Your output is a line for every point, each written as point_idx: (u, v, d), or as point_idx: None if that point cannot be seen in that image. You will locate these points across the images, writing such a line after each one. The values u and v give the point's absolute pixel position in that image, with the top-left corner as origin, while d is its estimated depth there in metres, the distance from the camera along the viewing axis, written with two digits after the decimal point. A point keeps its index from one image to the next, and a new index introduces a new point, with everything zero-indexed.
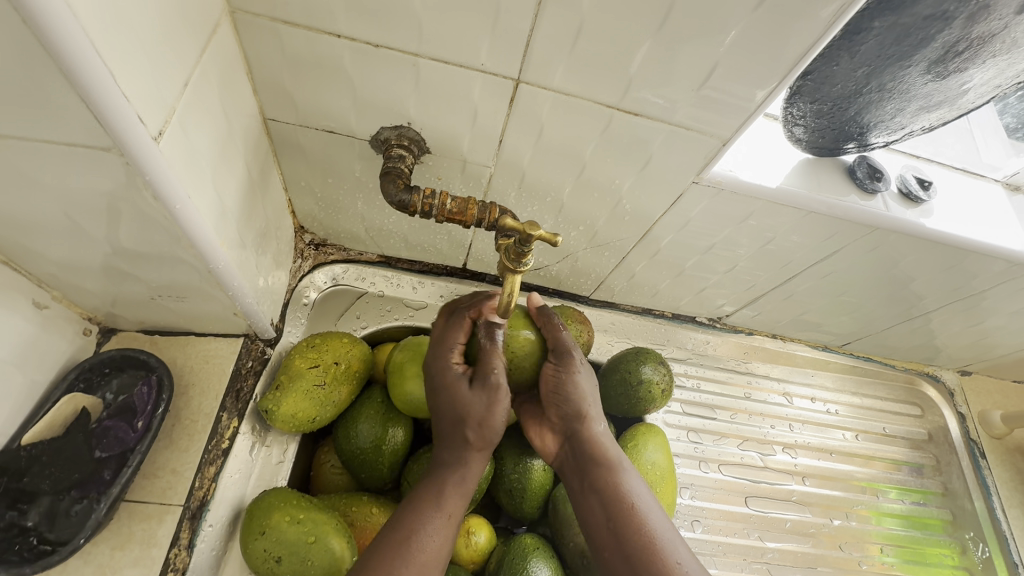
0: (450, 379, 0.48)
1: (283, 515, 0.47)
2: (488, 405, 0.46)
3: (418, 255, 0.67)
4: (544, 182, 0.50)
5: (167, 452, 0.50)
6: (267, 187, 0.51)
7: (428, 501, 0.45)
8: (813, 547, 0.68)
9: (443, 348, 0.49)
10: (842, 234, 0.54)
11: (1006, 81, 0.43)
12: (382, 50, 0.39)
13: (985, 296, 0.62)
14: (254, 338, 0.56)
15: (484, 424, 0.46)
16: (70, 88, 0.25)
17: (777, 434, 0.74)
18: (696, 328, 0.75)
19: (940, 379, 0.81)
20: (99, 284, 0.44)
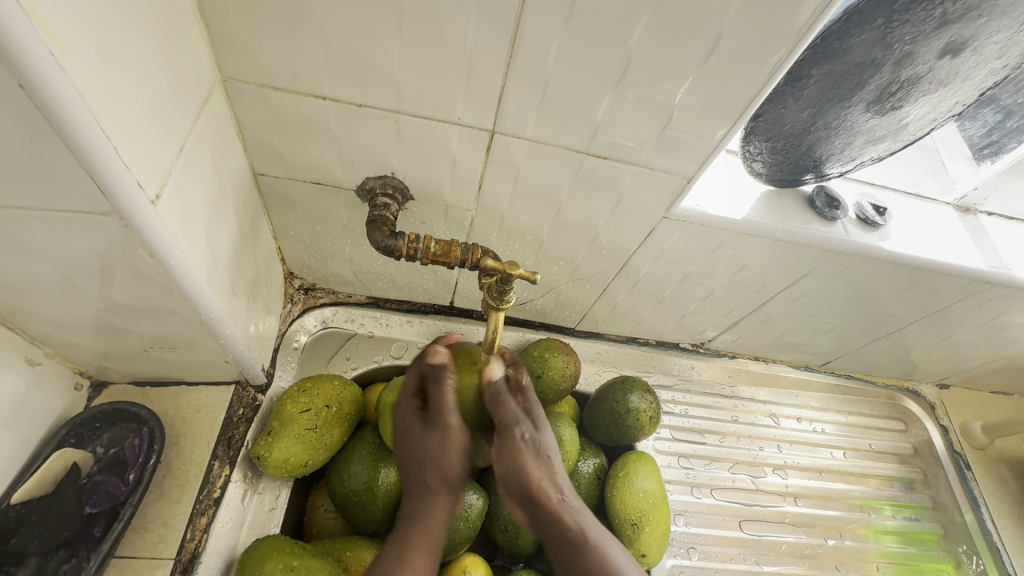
0: (418, 436, 0.53)
1: (278, 563, 0.46)
2: (449, 443, 0.53)
3: (406, 294, 0.68)
4: (523, 222, 0.53)
5: (157, 505, 0.50)
6: (258, 237, 0.53)
7: (400, 556, 0.50)
8: (812, 569, 0.68)
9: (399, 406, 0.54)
10: (807, 260, 0.57)
11: (941, 115, 0.47)
12: (365, 109, 0.41)
13: (952, 310, 0.64)
14: (245, 385, 0.57)
15: (446, 463, 0.53)
16: (76, 164, 0.27)
17: (767, 455, 0.75)
18: (681, 354, 0.77)
19: (920, 393, 0.84)
20: (92, 338, 0.45)
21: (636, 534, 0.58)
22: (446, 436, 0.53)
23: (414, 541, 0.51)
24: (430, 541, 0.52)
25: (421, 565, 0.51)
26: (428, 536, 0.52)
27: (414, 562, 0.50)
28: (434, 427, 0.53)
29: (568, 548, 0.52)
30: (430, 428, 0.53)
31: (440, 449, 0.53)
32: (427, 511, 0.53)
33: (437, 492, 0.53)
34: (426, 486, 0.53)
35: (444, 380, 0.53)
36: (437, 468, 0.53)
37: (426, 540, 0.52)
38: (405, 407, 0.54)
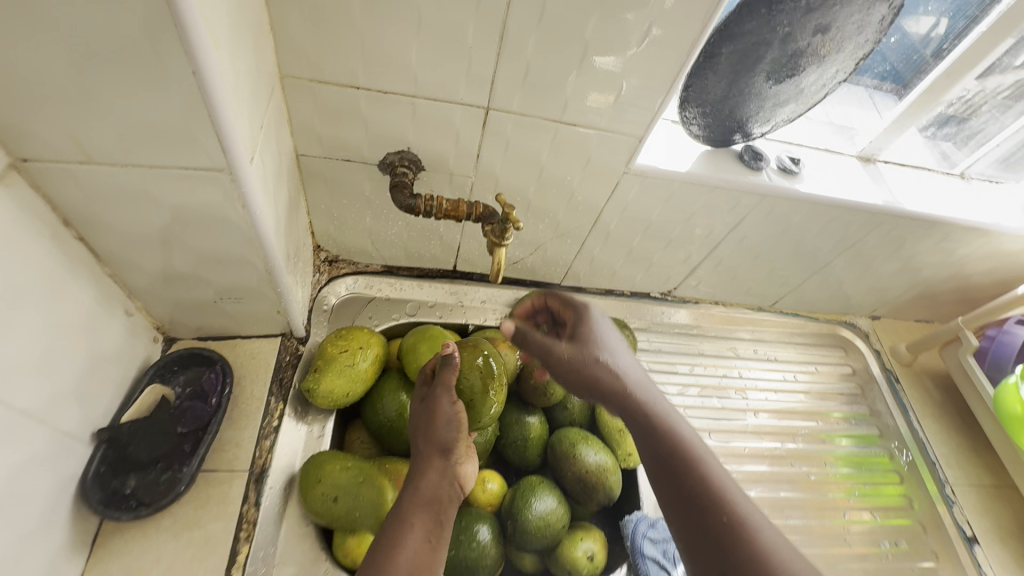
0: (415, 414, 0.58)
1: (335, 465, 0.58)
2: (450, 413, 0.57)
3: (417, 261, 0.81)
4: (513, 185, 0.65)
5: (229, 431, 0.60)
6: (298, 210, 0.64)
7: (397, 518, 0.51)
8: (770, 466, 0.82)
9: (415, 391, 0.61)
10: (741, 205, 0.71)
11: (829, 81, 0.61)
12: (389, 95, 0.54)
13: (864, 243, 0.79)
14: (289, 337, 0.68)
15: (442, 426, 0.56)
16: (211, 131, 0.39)
17: (729, 380, 0.89)
18: (652, 301, 0.90)
19: (856, 325, 0.98)
20: (176, 290, 0.56)
21: (622, 437, 0.71)
22: (439, 405, 0.57)
23: (410, 504, 0.52)
24: (428, 503, 0.53)
25: (419, 524, 0.51)
26: (424, 501, 0.53)
27: (409, 518, 0.51)
28: (432, 396, 0.58)
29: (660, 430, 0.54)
30: (428, 399, 0.58)
31: (430, 418, 0.57)
32: (421, 479, 0.54)
33: (432, 459, 0.55)
34: (421, 454, 0.56)
35: (451, 363, 0.58)
36: (432, 433, 0.56)
37: (422, 503, 0.52)
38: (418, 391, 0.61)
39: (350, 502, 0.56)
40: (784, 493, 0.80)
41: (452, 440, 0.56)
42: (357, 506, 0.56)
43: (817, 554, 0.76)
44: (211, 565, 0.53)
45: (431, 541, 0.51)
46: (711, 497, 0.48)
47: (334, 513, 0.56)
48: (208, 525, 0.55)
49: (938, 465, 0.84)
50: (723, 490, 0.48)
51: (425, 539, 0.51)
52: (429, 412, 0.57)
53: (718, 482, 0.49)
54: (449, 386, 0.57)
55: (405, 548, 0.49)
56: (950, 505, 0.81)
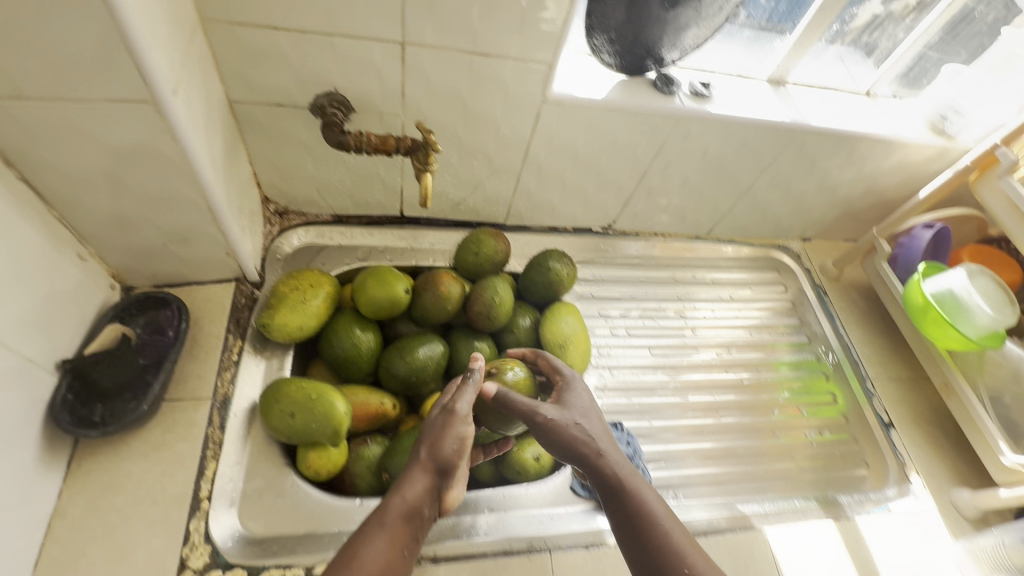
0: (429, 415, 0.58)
1: (292, 386, 0.63)
2: (460, 442, 0.56)
3: (364, 209, 0.85)
4: (441, 121, 0.70)
5: (191, 366, 0.65)
6: (239, 157, 0.68)
7: (376, 521, 0.50)
8: (707, 375, 0.89)
9: (431, 403, 0.61)
10: (658, 130, 0.76)
11: (725, 4, 0.67)
12: (308, 35, 0.58)
13: (780, 162, 0.85)
14: (243, 282, 0.72)
15: (440, 447, 0.55)
16: (129, 60, 0.42)
17: (669, 304, 0.95)
18: (594, 236, 0.96)
19: (788, 247, 1.05)
20: (125, 234, 0.60)
21: (562, 351, 0.77)
22: (455, 422, 0.57)
23: (388, 513, 0.51)
24: (412, 513, 0.51)
25: (393, 538, 0.49)
26: (401, 509, 0.51)
27: (387, 527, 0.49)
28: (443, 408, 0.58)
29: (625, 488, 0.52)
30: (439, 412, 0.58)
31: (443, 429, 0.56)
32: (402, 485, 0.53)
33: (421, 468, 0.54)
34: (415, 459, 0.55)
35: (469, 384, 0.59)
36: (431, 446, 0.55)
37: (402, 517, 0.51)
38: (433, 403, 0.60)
39: (307, 415, 0.61)
40: (720, 397, 0.87)
41: (451, 465, 0.55)
42: (313, 418, 0.61)
43: (749, 448, 0.83)
44: (181, 479, 0.58)
45: (402, 550, 0.49)
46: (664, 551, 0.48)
47: (293, 427, 0.62)
48: (176, 446, 0.60)
49: (860, 363, 0.92)
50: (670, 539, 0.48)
51: (396, 545, 0.49)
52: (443, 416, 0.57)
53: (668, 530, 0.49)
54: (468, 398, 0.58)
55: (370, 558, 0.47)
56: (870, 398, 0.89)
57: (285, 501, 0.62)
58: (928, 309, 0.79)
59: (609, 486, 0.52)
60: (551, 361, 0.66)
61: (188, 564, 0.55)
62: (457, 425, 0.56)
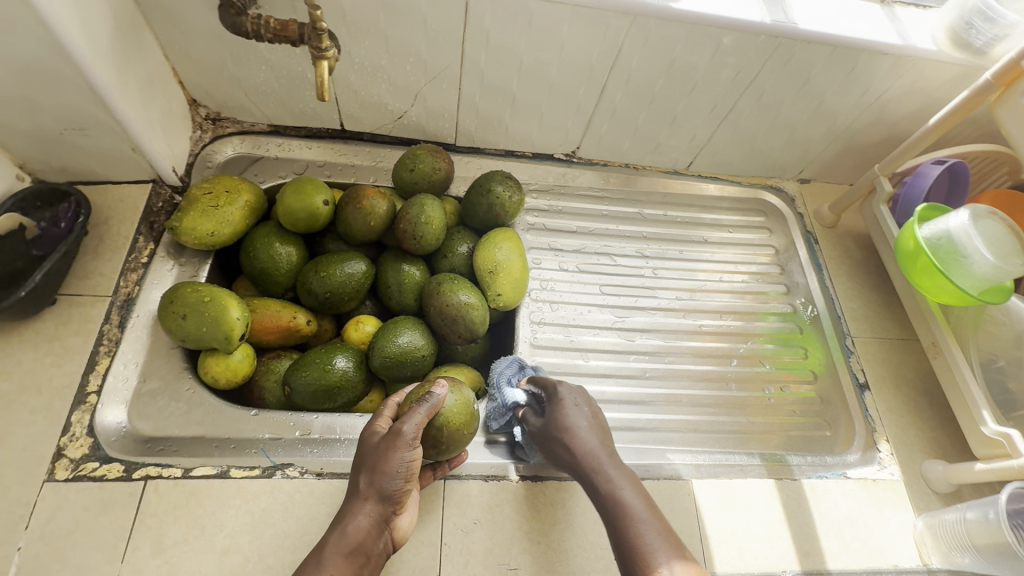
0: (374, 441, 0.51)
1: (187, 288, 0.60)
2: (405, 470, 0.49)
3: (302, 120, 0.80)
4: (360, 11, 0.63)
5: (95, 263, 0.63)
6: (145, 46, 0.64)
7: (316, 564, 0.46)
8: (661, 318, 0.81)
9: (372, 422, 0.54)
10: (612, 30, 0.66)
11: None
12: None
13: (765, 79, 0.74)
14: (161, 185, 0.70)
15: (385, 475, 0.48)
16: None
17: (633, 242, 0.87)
18: (555, 163, 0.88)
19: (781, 189, 0.94)
20: (13, 116, 0.57)
21: (491, 278, 0.71)
22: (401, 444, 0.49)
23: (328, 551, 0.46)
24: (353, 552, 0.47)
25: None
26: (344, 546, 0.46)
27: (326, 568, 0.45)
28: (389, 433, 0.50)
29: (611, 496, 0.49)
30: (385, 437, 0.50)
31: (385, 454, 0.49)
32: (346, 521, 0.48)
33: (365, 500, 0.49)
34: (358, 490, 0.49)
35: (422, 409, 0.51)
36: (373, 473, 0.49)
37: (344, 555, 0.46)
38: (376, 422, 0.53)
39: (197, 318, 0.59)
40: (673, 342, 0.80)
41: (397, 494, 0.49)
42: (203, 321, 0.59)
43: (696, 397, 0.76)
44: (69, 371, 0.57)
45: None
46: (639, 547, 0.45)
47: (185, 330, 0.59)
48: (68, 339, 0.59)
49: (842, 319, 0.82)
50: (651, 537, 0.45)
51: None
52: (388, 440, 0.50)
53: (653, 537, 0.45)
54: (418, 420, 0.50)
55: None
56: (848, 357, 0.80)
57: (178, 404, 0.60)
58: (919, 255, 0.68)
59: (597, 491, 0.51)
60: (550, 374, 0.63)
61: (65, 453, 0.54)
62: (404, 454, 0.49)
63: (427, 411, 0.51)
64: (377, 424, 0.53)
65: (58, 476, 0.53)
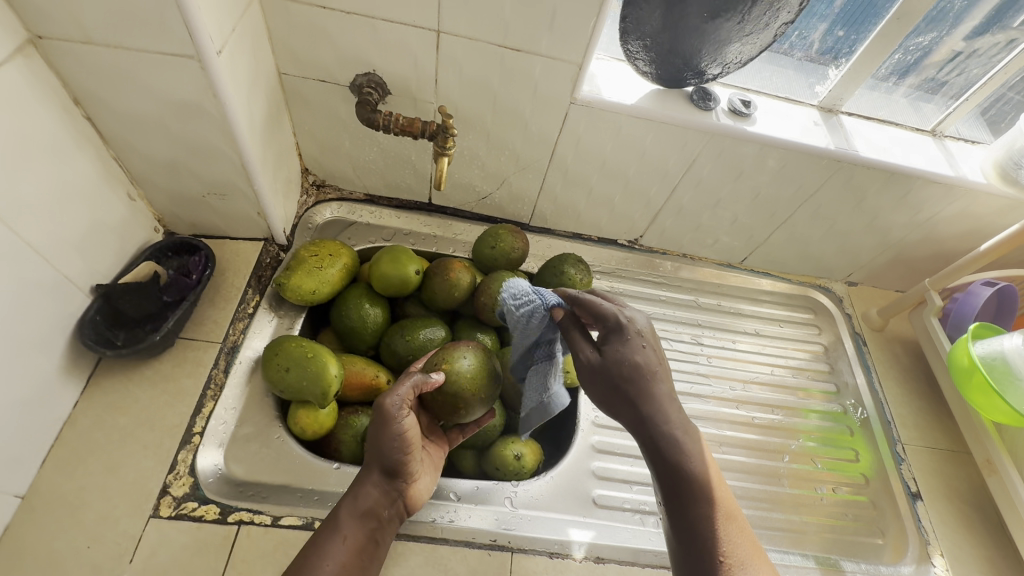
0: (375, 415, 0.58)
1: (291, 342, 0.66)
2: (402, 444, 0.56)
3: (395, 192, 0.88)
4: (472, 112, 0.72)
5: (210, 311, 0.70)
6: (281, 126, 0.73)
7: (333, 522, 0.55)
8: (714, 405, 0.84)
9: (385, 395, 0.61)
10: (691, 144, 0.74)
11: (771, 20, 0.65)
12: (353, 15, 0.61)
13: (825, 194, 0.80)
14: (271, 243, 0.77)
15: (382, 448, 0.56)
16: (180, 17, 0.47)
17: (687, 328, 0.91)
18: (617, 248, 0.95)
19: (829, 289, 0.99)
20: (169, 181, 0.65)
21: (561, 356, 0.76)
22: (391, 421, 0.55)
23: (343, 513, 0.55)
24: (365, 512, 0.55)
25: (349, 535, 0.54)
26: (357, 507, 0.55)
27: (341, 527, 0.54)
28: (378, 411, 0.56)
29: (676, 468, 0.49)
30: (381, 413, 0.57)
31: (380, 430, 0.56)
32: (358, 487, 0.57)
33: (372, 469, 0.57)
34: (368, 460, 0.57)
35: (409, 388, 0.56)
36: (375, 446, 0.56)
37: (358, 518, 0.55)
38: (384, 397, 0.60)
39: (299, 371, 0.64)
40: (726, 431, 0.82)
41: (400, 464, 0.57)
42: (304, 375, 0.64)
43: (747, 490, 0.77)
44: (179, 412, 0.62)
45: (358, 551, 0.53)
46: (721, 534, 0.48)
47: (286, 381, 0.64)
48: (181, 381, 0.64)
49: (892, 423, 0.84)
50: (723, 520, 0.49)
51: (353, 547, 0.53)
52: (380, 417, 0.56)
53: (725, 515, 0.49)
54: (403, 396, 0.56)
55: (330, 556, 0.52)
56: (898, 464, 0.81)
57: (267, 451, 0.64)
58: (974, 372, 0.72)
59: (671, 463, 0.49)
60: (597, 306, 0.53)
61: (169, 491, 0.58)
62: (394, 428, 0.55)
63: (412, 387, 0.56)
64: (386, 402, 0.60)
65: (163, 513, 0.57)
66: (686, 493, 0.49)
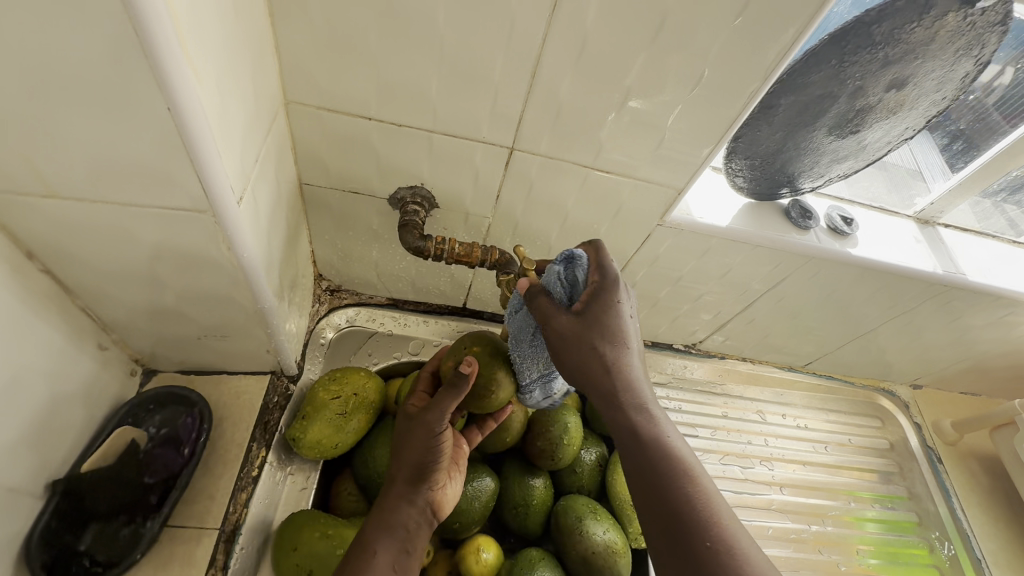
0: (404, 424, 0.54)
1: (313, 531, 0.51)
2: (434, 447, 0.51)
3: (424, 296, 0.74)
4: (534, 229, 0.59)
5: (204, 480, 0.54)
6: (298, 241, 0.59)
7: (362, 545, 0.47)
8: (795, 551, 0.73)
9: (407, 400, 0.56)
10: (786, 264, 0.64)
11: (895, 138, 0.55)
12: (405, 128, 0.49)
13: (918, 312, 0.72)
14: (279, 375, 0.62)
15: (420, 456, 0.51)
16: (192, 169, 0.34)
17: (754, 448, 0.80)
18: (674, 354, 0.82)
19: (894, 393, 0.90)
20: (155, 325, 0.51)
21: (635, 513, 0.63)
22: (430, 427, 0.51)
23: (373, 535, 0.48)
24: (394, 529, 0.49)
25: (382, 552, 0.47)
26: (389, 527, 0.49)
27: (373, 550, 0.47)
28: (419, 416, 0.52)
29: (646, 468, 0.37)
30: (415, 417, 0.53)
31: (415, 437, 0.52)
32: (387, 505, 0.50)
33: (403, 482, 0.51)
34: (397, 475, 0.52)
35: (453, 391, 0.50)
36: (409, 456, 0.52)
37: (389, 533, 0.48)
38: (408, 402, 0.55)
39: None
40: None
41: (430, 469, 0.52)
42: None
43: None
44: None
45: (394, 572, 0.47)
46: (695, 525, 0.34)
47: None
48: None
49: (983, 563, 0.77)
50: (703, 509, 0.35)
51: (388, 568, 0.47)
52: (417, 423, 0.52)
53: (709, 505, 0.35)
54: (446, 405, 0.51)
55: None
56: None
57: None
58: None
59: (628, 441, 0.39)
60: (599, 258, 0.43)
61: None
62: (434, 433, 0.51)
63: (452, 391, 0.50)
64: (409, 403, 0.55)
65: None
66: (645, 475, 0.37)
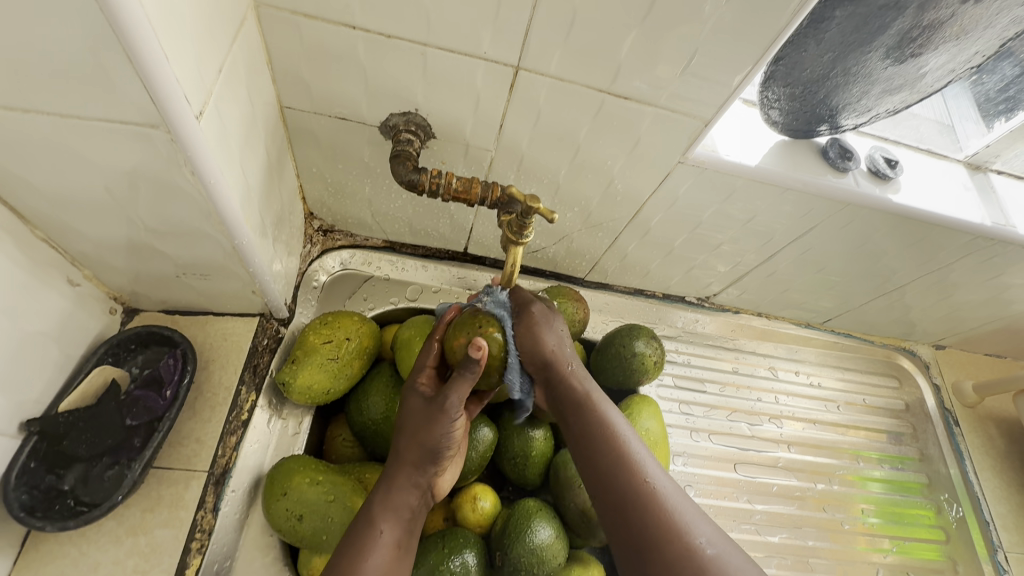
0: (414, 402, 0.49)
1: (303, 477, 0.50)
2: (449, 432, 0.48)
3: (422, 240, 0.69)
4: (541, 164, 0.53)
5: (191, 423, 0.53)
6: (283, 173, 0.53)
7: (368, 521, 0.45)
8: (800, 509, 0.72)
9: (412, 375, 0.51)
10: (819, 210, 0.58)
11: (960, 65, 0.48)
12: (393, 40, 0.42)
13: (954, 268, 0.66)
14: (269, 318, 0.59)
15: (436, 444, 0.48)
16: (134, 71, 0.29)
17: (764, 406, 0.77)
18: (686, 307, 0.78)
19: (916, 353, 0.86)
20: (130, 261, 0.47)
21: None
22: (443, 416, 0.47)
23: (381, 515, 0.46)
24: (400, 509, 0.47)
25: (387, 530, 0.46)
26: (395, 509, 0.47)
27: (377, 529, 0.45)
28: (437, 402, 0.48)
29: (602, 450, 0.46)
30: (434, 403, 0.48)
31: (428, 424, 0.48)
32: (391, 487, 0.47)
33: (410, 469, 0.48)
34: (401, 458, 0.48)
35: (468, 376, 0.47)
36: (421, 443, 0.47)
37: (394, 512, 0.46)
38: (416, 375, 0.50)
39: (317, 523, 0.48)
40: (811, 541, 0.71)
41: (439, 456, 0.48)
42: (325, 528, 0.49)
43: None
44: None
45: (397, 549, 0.46)
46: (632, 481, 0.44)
47: (299, 532, 0.49)
48: (155, 532, 0.48)
49: (991, 526, 0.75)
50: (662, 500, 0.42)
51: (391, 547, 0.45)
52: (432, 409, 0.48)
53: (662, 490, 0.43)
54: (461, 391, 0.47)
55: (370, 567, 0.43)
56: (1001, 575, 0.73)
57: None
58: None
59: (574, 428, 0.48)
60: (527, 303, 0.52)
61: None
62: (449, 425, 0.48)
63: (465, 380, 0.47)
64: (418, 379, 0.50)
65: None
66: (601, 465, 0.45)
